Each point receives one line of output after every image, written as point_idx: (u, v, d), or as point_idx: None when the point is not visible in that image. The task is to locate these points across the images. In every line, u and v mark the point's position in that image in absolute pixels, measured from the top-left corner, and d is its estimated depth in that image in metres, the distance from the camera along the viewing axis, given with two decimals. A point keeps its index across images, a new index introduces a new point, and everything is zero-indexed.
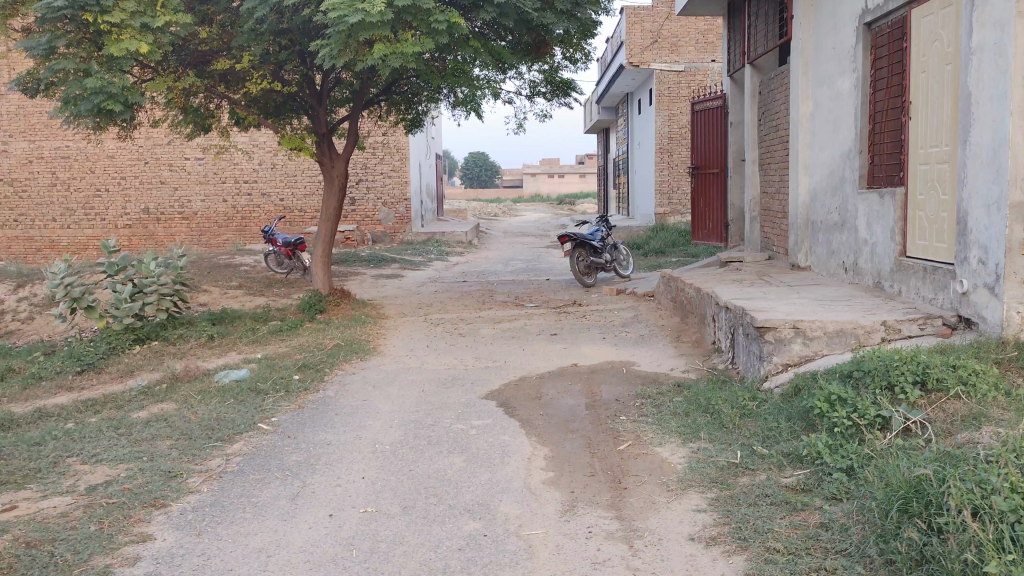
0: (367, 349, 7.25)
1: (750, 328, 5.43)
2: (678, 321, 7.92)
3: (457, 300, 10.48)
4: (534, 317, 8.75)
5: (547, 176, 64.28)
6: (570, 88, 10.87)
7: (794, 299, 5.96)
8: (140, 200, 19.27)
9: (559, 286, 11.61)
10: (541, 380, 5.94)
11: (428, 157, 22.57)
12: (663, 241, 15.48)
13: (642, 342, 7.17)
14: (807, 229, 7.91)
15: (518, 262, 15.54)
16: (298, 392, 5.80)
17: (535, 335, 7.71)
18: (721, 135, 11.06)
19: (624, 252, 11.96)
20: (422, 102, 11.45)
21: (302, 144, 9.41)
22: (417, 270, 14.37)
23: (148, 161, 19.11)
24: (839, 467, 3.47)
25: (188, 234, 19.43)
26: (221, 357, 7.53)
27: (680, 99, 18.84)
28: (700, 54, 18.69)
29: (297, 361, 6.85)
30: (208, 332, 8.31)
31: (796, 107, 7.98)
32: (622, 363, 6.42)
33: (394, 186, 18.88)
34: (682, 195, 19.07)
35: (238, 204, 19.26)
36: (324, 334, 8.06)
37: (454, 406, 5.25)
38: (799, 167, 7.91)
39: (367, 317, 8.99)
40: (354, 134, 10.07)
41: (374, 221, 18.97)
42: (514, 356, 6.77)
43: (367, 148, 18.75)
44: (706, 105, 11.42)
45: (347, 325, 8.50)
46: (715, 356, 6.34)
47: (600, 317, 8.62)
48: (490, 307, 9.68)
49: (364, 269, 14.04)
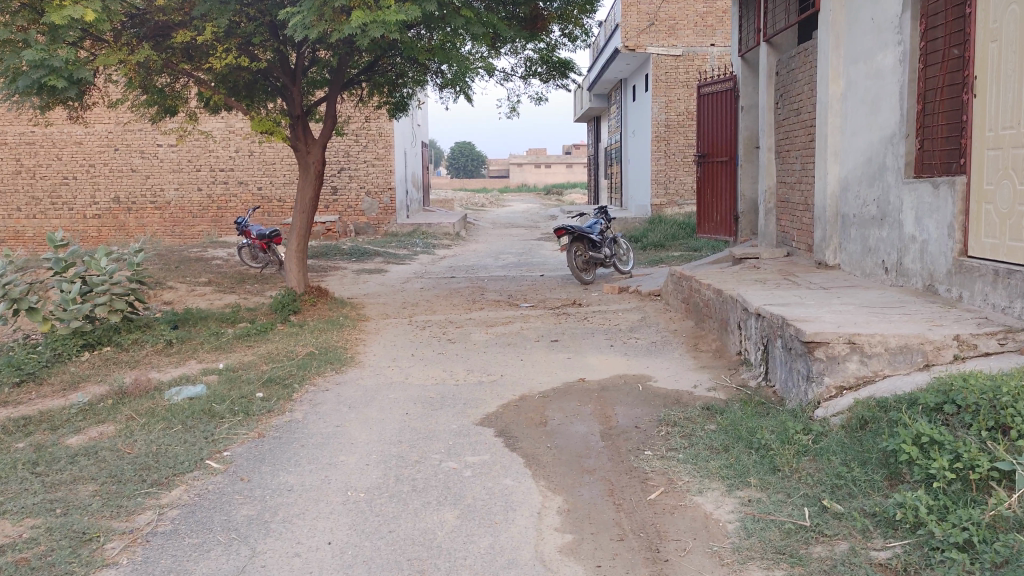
0: (345, 358, 6.39)
1: (792, 340, 4.61)
2: (693, 326, 7.09)
3: (445, 299, 9.63)
4: (530, 320, 7.91)
5: (535, 166, 63.29)
6: (568, 68, 10.02)
7: (838, 306, 5.14)
8: (109, 188, 18.30)
9: (555, 283, 10.77)
10: (545, 401, 5.09)
11: (413, 145, 21.64)
12: (662, 234, 14.67)
13: (656, 352, 6.32)
14: (837, 223, 7.10)
15: (509, 256, 14.66)
16: (260, 415, 4.93)
17: (533, 342, 6.86)
18: (731, 119, 10.21)
19: (625, 247, 11.13)
20: (407, 84, 10.61)
21: (275, 127, 8.50)
22: (402, 265, 13.48)
23: (118, 148, 18.12)
24: (954, 542, 2.66)
25: (161, 224, 18.47)
26: (180, 367, 6.65)
27: (678, 85, 18.00)
28: (698, 38, 17.82)
29: (263, 375, 5.98)
30: (166, 337, 7.42)
31: (824, 87, 7.15)
32: (637, 378, 5.58)
33: (378, 174, 17.98)
34: (679, 186, 18.27)
35: (214, 192, 18.31)
36: (297, 340, 7.18)
37: (443, 436, 4.41)
38: (828, 154, 7.10)
39: (346, 319, 8.13)
40: (331, 117, 9.17)
41: (357, 212, 18.09)
42: (511, 369, 5.92)
43: (350, 135, 17.83)
44: (714, 88, 10.59)
45: (323, 329, 7.63)
46: (744, 371, 5.52)
47: (604, 320, 7.79)
48: (481, 308, 8.82)
49: (346, 264, 13.16)
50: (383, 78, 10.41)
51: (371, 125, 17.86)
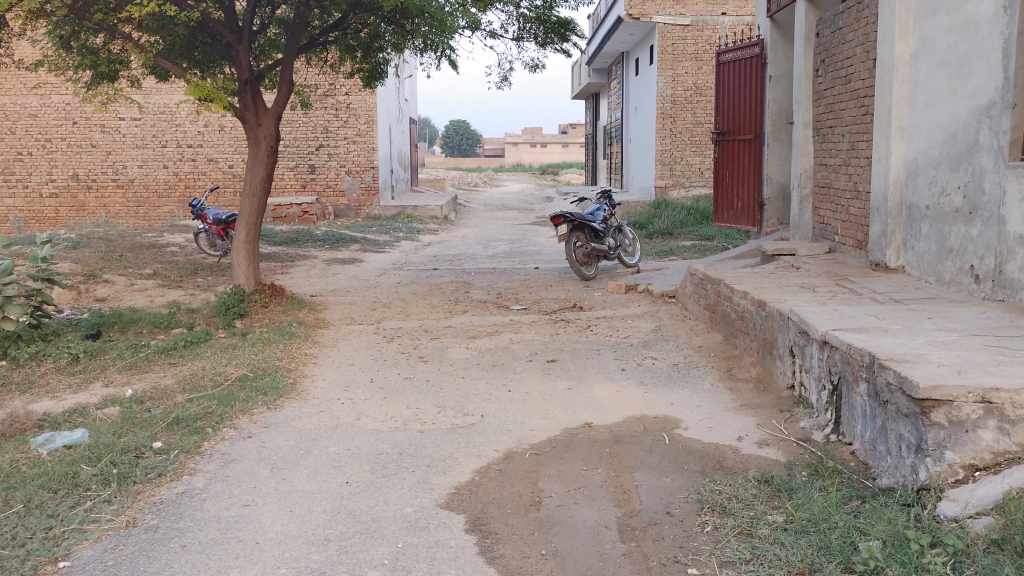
0: (284, 384, 5.04)
1: (889, 391, 3.25)
2: (722, 344, 5.74)
3: (422, 297, 8.27)
4: (521, 329, 6.54)
5: (530, 145, 61.75)
6: (569, 29, 8.64)
7: (938, 334, 3.80)
8: (67, 165, 16.82)
9: (551, 278, 9.41)
10: (539, 462, 3.73)
11: (400, 120, 20.22)
12: (669, 221, 13.33)
13: (682, 381, 4.95)
14: (901, 216, 5.74)
15: (500, 243, 13.30)
16: (143, 484, 3.56)
17: (524, 363, 5.50)
18: (756, 91, 8.86)
19: (631, 237, 9.78)
20: (383, 46, 9.23)
21: (215, 93, 7.04)
22: (380, 253, 12.12)
23: (76, 121, 16.62)
24: None
25: (124, 205, 17.03)
26: (78, 392, 5.26)
27: (686, 57, 16.59)
28: (707, 6, 16.39)
29: (173, 409, 4.61)
30: (73, 349, 5.96)
31: (887, 46, 5.77)
32: (659, 424, 4.24)
33: (360, 152, 16.55)
34: (685, 167, 16.93)
35: (182, 169, 16.88)
36: (233, 355, 5.82)
37: (392, 529, 3.05)
38: (893, 130, 5.72)
39: (299, 326, 6.75)
40: (287, 83, 7.72)
41: (336, 192, 16.69)
42: (495, 405, 4.56)
43: (329, 108, 16.38)
44: (735, 55, 9.25)
45: (271, 340, 6.25)
46: (803, 417, 4.16)
47: (611, 331, 6.43)
48: (464, 311, 7.48)
49: (317, 252, 11.75)
50: (355, 40, 9.00)
51: (353, 98, 16.42)
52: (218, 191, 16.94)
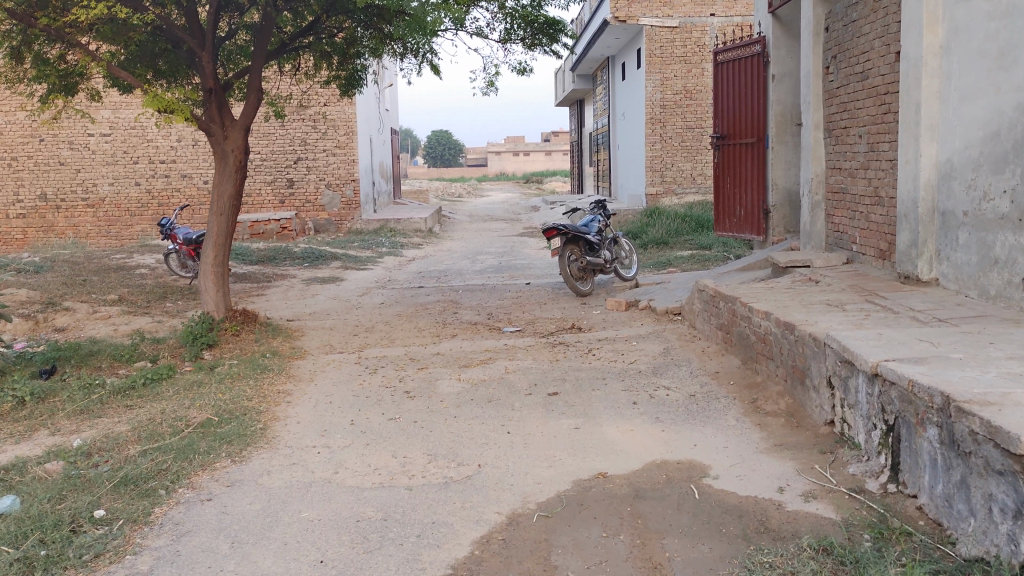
0: (252, 431, 4.44)
1: (973, 439, 2.70)
2: (740, 369, 5.19)
3: (407, 319, 7.70)
4: (517, 356, 5.96)
5: (513, 154, 61.33)
6: (559, 29, 8.11)
7: (1010, 364, 3.26)
8: (35, 184, 16.13)
9: (545, 294, 8.85)
10: (550, 527, 3.16)
11: (381, 130, 19.65)
12: (663, 229, 12.82)
13: (703, 417, 4.38)
14: (934, 223, 5.21)
15: (488, 256, 12.75)
16: (77, 569, 2.95)
17: (522, 397, 4.93)
18: (756, 91, 8.37)
19: (628, 249, 9.25)
20: (361, 50, 8.65)
21: (175, 103, 6.46)
22: (363, 270, 11.54)
23: (43, 138, 15.95)
24: None
25: (95, 224, 16.36)
26: (19, 443, 4.64)
27: (675, 60, 16.11)
28: (695, 7, 15.92)
29: (122, 466, 3.99)
30: (18, 392, 5.31)
31: (914, 37, 5.25)
32: (685, 472, 3.67)
33: (339, 165, 15.98)
34: (676, 173, 16.45)
35: (154, 187, 16.24)
36: (197, 394, 5.22)
37: None
38: (922, 129, 5.19)
39: (273, 357, 6.16)
40: (255, 90, 7.14)
41: (316, 207, 16.09)
42: (493, 452, 3.99)
43: (307, 119, 15.82)
44: (733, 54, 8.76)
45: (241, 375, 5.65)
46: (851, 461, 3.60)
47: (615, 356, 5.87)
48: (453, 334, 6.91)
49: (296, 271, 11.15)
50: (330, 45, 8.46)
51: (331, 109, 15.83)
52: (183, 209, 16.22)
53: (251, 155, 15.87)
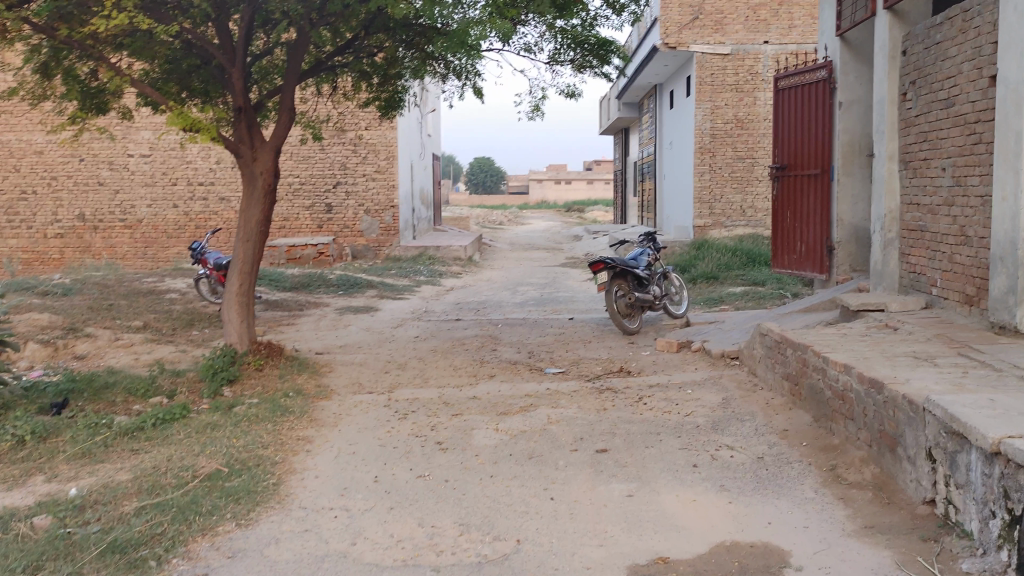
0: (264, 487, 3.96)
1: None
2: (812, 429, 4.61)
3: (443, 356, 7.21)
4: (560, 403, 5.43)
5: (554, 182, 61.08)
6: (611, 50, 7.65)
7: None
8: (73, 204, 16.00)
9: (590, 332, 8.31)
10: None
11: (423, 156, 19.32)
12: (714, 264, 12.25)
13: (776, 489, 3.81)
14: None
15: (529, 288, 12.26)
16: None
17: (566, 453, 4.40)
18: (820, 119, 7.83)
19: (678, 284, 8.82)
20: (402, 69, 8.24)
21: (199, 122, 6.09)
22: (399, 300, 11.11)
23: (83, 158, 15.85)
24: None
25: (132, 246, 16.16)
26: (10, 490, 4.19)
27: (726, 88, 15.58)
28: (748, 34, 15.40)
29: (113, 527, 3.51)
30: (18, 430, 4.87)
31: (1015, 58, 4.69)
32: (763, 560, 3.10)
33: (379, 190, 15.64)
34: (725, 205, 15.85)
35: (192, 209, 16.02)
36: (209, 438, 4.75)
37: None
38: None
39: (296, 397, 5.69)
40: (287, 110, 6.75)
41: (354, 233, 15.74)
42: (534, 524, 3.46)
43: (347, 143, 15.53)
44: (795, 80, 8.23)
45: (259, 416, 5.18)
46: (962, 555, 3.01)
47: (669, 407, 5.31)
48: (490, 375, 6.40)
49: (331, 300, 10.75)
50: (370, 65, 8.09)
51: (371, 133, 15.52)
52: (213, 233, 15.95)
53: (290, 178, 15.60)
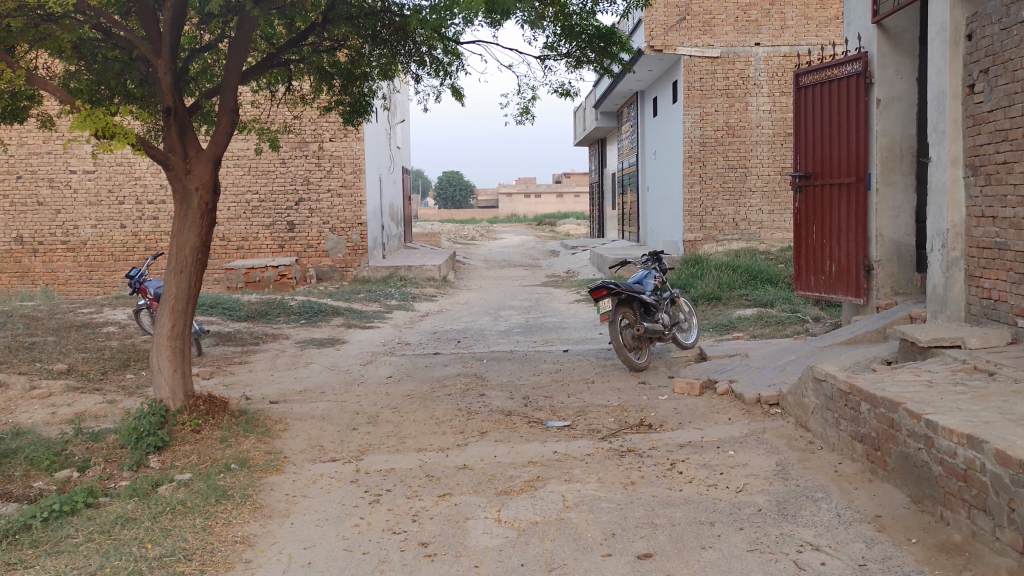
0: None
1: None
2: (916, 515, 3.51)
3: (423, 404, 6.05)
4: (575, 475, 4.29)
5: (524, 196, 60.13)
6: (614, 44, 6.59)
7: None
8: (10, 226, 14.64)
9: (590, 368, 7.18)
10: None
11: (392, 169, 18.14)
12: (713, 282, 11.20)
13: None
14: None
15: (511, 312, 11.13)
16: None
17: (598, 561, 3.25)
18: (852, 119, 6.78)
19: (687, 311, 7.74)
20: (371, 64, 7.06)
21: (113, 126, 4.90)
22: (368, 329, 9.92)
23: (21, 175, 14.49)
24: None
25: (75, 270, 14.81)
26: None
27: (715, 94, 14.60)
28: (739, 35, 14.43)
29: None
30: None
31: None
32: None
33: (345, 207, 14.46)
34: (717, 217, 14.85)
35: (141, 229, 14.73)
36: (114, 544, 3.52)
37: None
38: None
39: (240, 471, 4.49)
40: (227, 110, 5.55)
41: (319, 253, 14.53)
42: None
43: (310, 157, 14.33)
44: (819, 76, 7.18)
45: (186, 504, 3.97)
46: None
47: (715, 478, 4.18)
48: (481, 431, 5.24)
49: (291, 331, 9.53)
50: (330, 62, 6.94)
51: (335, 144, 14.34)
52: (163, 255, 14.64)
53: (249, 194, 14.37)
